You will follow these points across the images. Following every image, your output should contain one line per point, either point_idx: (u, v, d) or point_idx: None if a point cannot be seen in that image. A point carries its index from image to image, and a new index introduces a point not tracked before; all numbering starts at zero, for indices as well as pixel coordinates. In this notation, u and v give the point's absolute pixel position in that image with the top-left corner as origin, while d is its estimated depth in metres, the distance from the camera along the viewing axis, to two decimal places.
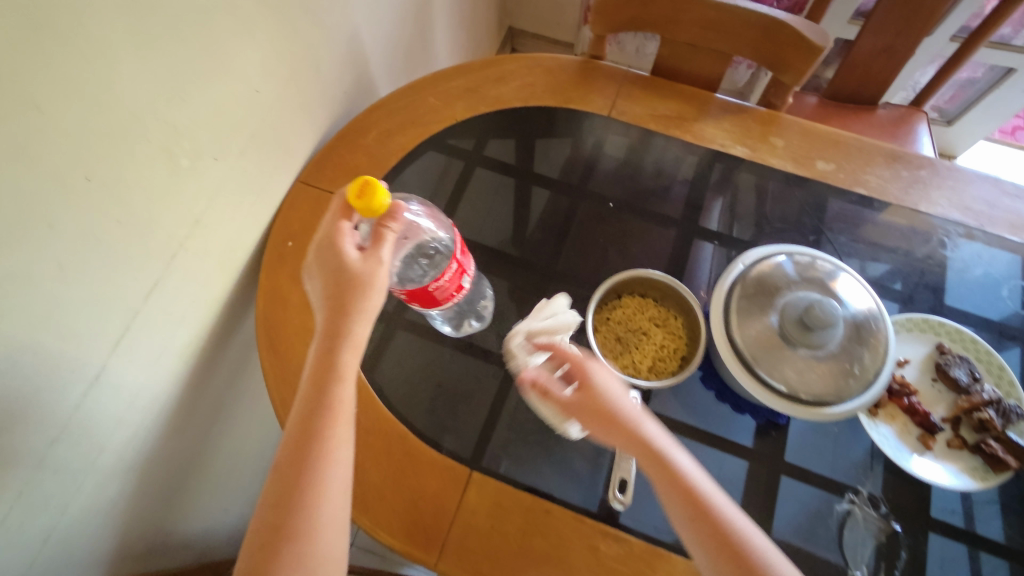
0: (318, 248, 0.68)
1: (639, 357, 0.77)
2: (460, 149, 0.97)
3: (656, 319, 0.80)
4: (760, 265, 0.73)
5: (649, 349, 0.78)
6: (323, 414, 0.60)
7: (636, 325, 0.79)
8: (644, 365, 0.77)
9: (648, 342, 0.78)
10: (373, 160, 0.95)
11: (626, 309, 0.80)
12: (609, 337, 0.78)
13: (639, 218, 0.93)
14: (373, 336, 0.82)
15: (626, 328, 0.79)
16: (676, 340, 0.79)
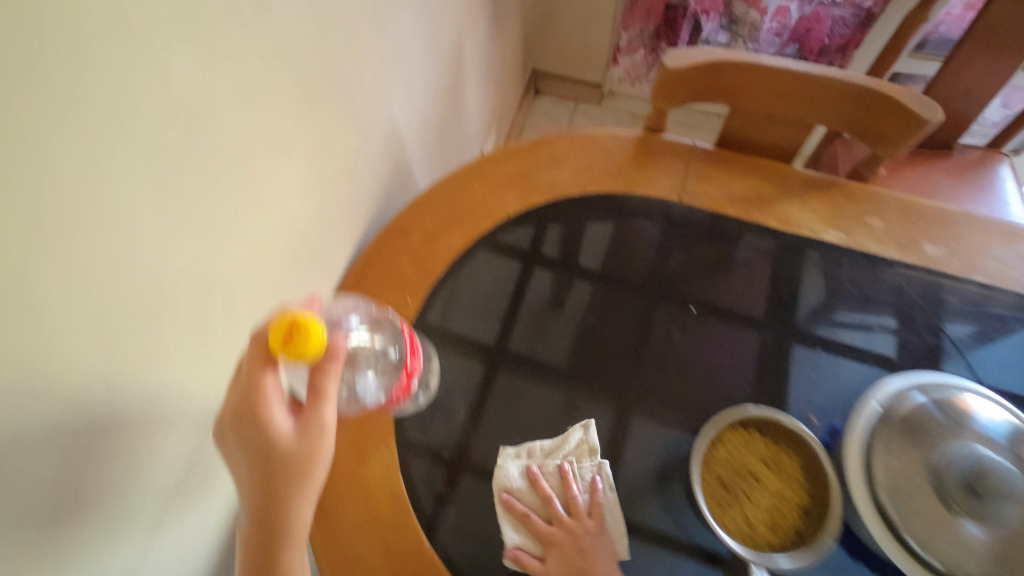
0: (230, 422, 0.51)
1: (752, 510, 0.65)
2: (514, 247, 0.87)
3: (766, 460, 0.68)
4: (898, 404, 0.63)
5: (763, 497, 0.66)
6: (274, 535, 0.51)
7: (743, 466, 0.67)
8: (760, 519, 0.64)
9: (761, 489, 0.66)
10: (419, 265, 0.85)
11: (730, 446, 0.68)
12: (713, 482, 0.67)
13: (725, 322, 0.82)
14: (435, 485, 0.71)
15: (731, 469, 0.67)
16: (794, 488, 0.66)
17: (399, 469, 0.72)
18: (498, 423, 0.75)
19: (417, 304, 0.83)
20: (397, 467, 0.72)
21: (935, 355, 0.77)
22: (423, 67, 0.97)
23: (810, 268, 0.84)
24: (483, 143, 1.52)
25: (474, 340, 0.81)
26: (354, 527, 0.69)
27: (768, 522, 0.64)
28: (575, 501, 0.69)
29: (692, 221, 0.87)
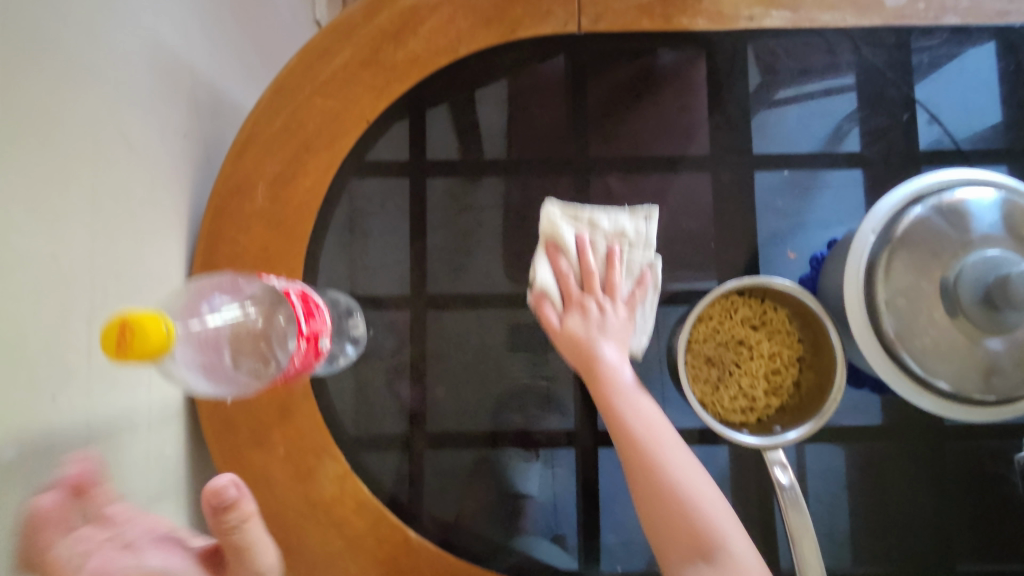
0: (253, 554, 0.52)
1: (746, 383, 0.60)
2: (391, 161, 0.66)
3: (751, 321, 0.60)
4: (897, 226, 0.51)
5: (753, 362, 0.60)
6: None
7: (730, 338, 0.60)
8: (754, 390, 0.60)
9: (750, 357, 0.60)
10: (278, 229, 0.64)
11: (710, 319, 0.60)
12: (701, 366, 0.60)
13: (672, 174, 0.67)
14: (402, 471, 0.63)
15: (715, 345, 0.60)
16: (783, 341, 0.60)
17: (353, 475, 0.62)
18: (452, 381, 0.65)
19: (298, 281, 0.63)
20: (350, 469, 0.62)
21: (914, 133, 0.65)
22: None
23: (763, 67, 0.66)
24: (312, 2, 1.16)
25: (385, 296, 0.64)
26: (330, 548, 0.61)
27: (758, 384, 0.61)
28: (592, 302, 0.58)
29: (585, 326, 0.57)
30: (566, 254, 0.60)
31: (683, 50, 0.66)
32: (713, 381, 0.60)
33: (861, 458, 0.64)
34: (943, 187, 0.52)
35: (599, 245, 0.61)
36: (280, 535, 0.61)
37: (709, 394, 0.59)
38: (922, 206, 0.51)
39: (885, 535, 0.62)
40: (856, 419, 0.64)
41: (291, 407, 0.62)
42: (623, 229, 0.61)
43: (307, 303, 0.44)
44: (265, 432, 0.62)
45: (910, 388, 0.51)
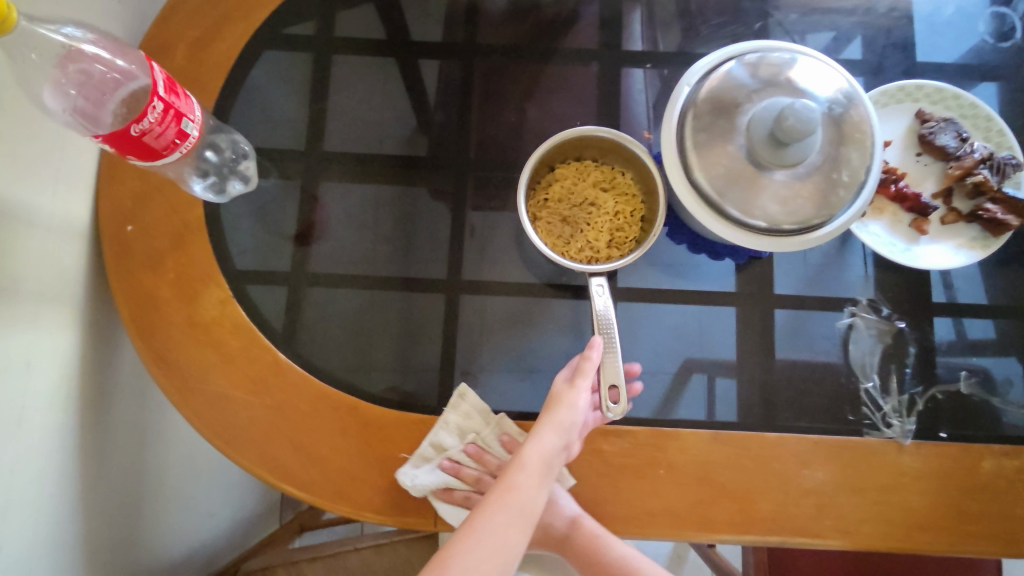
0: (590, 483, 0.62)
1: (592, 236, 0.69)
2: (301, 37, 0.75)
3: (601, 182, 0.70)
4: (706, 81, 0.59)
5: (602, 220, 0.69)
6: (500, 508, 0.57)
7: (584, 198, 0.70)
8: (599, 244, 0.69)
9: (599, 215, 0.69)
10: (192, 82, 0.71)
11: (565, 180, 0.70)
12: (554, 220, 0.69)
13: (550, 64, 0.75)
14: (279, 303, 0.68)
15: (570, 204, 0.70)
16: (630, 200, 0.69)
17: (234, 301, 0.67)
18: (331, 228, 0.70)
19: None
20: (232, 297, 0.67)
21: (765, 38, 0.74)
22: None
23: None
24: None
25: (281, 150, 0.72)
26: (204, 365, 0.65)
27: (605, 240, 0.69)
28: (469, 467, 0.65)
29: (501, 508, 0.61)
30: (434, 476, 0.63)
31: None
32: (564, 235, 0.69)
33: (703, 321, 0.68)
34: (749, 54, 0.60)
35: (463, 456, 0.65)
36: (160, 351, 0.65)
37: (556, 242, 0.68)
38: (732, 64, 0.59)
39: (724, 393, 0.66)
40: (700, 286, 0.69)
41: (186, 235, 0.68)
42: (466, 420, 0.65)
43: (175, 87, 0.51)
44: (159, 257, 0.67)
45: (711, 216, 0.58)
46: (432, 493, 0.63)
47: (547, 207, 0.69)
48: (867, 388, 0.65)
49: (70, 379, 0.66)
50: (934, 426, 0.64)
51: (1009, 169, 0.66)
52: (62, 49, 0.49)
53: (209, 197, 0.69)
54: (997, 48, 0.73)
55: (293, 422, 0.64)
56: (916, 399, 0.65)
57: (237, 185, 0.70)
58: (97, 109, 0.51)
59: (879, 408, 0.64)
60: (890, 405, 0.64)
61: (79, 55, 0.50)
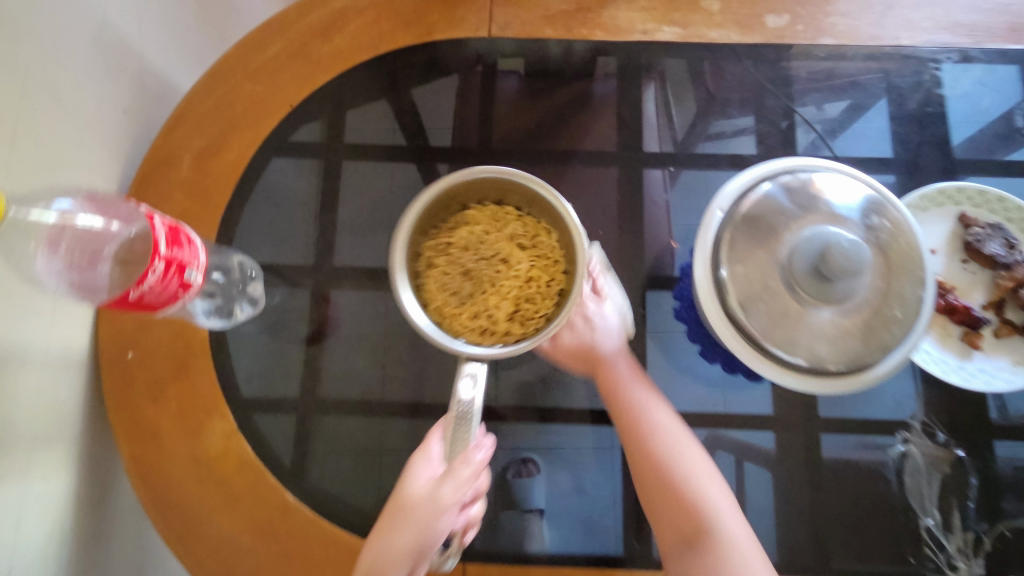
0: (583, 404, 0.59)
1: (493, 301, 0.67)
2: (310, 143, 0.72)
3: (516, 236, 0.68)
4: (741, 206, 0.55)
5: (507, 284, 0.68)
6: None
7: (492, 253, 0.68)
8: (499, 313, 0.66)
9: (507, 276, 0.67)
10: (197, 197, 0.68)
11: (476, 226, 0.68)
12: (454, 272, 0.68)
13: (571, 167, 0.72)
14: (288, 434, 0.64)
15: (477, 255, 0.68)
16: (546, 261, 0.67)
17: (239, 434, 0.63)
18: (345, 349, 0.67)
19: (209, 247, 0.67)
20: (237, 429, 0.63)
21: (791, 138, 0.70)
22: None
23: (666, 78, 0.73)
24: None
25: (290, 265, 0.68)
26: (208, 507, 0.61)
27: (509, 308, 0.67)
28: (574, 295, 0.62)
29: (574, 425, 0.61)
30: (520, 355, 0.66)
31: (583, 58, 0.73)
32: (461, 291, 0.67)
33: (739, 447, 0.64)
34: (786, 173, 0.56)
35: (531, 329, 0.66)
36: (161, 492, 0.61)
37: (449, 299, 0.66)
38: (769, 186, 0.55)
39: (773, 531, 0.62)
40: (733, 408, 0.65)
41: (187, 364, 0.64)
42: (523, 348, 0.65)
43: (178, 234, 0.48)
44: (160, 388, 0.64)
45: (750, 353, 0.54)
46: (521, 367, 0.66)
47: (449, 255, 0.68)
48: (928, 524, 0.61)
49: (63, 525, 0.61)
50: (1002, 567, 0.60)
51: None
52: (56, 226, 0.46)
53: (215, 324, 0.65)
54: None
55: (302, 570, 0.60)
56: (982, 538, 0.61)
57: (247, 310, 0.66)
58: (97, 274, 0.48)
59: (943, 548, 0.60)
60: (955, 544, 0.60)
61: (74, 226, 0.47)
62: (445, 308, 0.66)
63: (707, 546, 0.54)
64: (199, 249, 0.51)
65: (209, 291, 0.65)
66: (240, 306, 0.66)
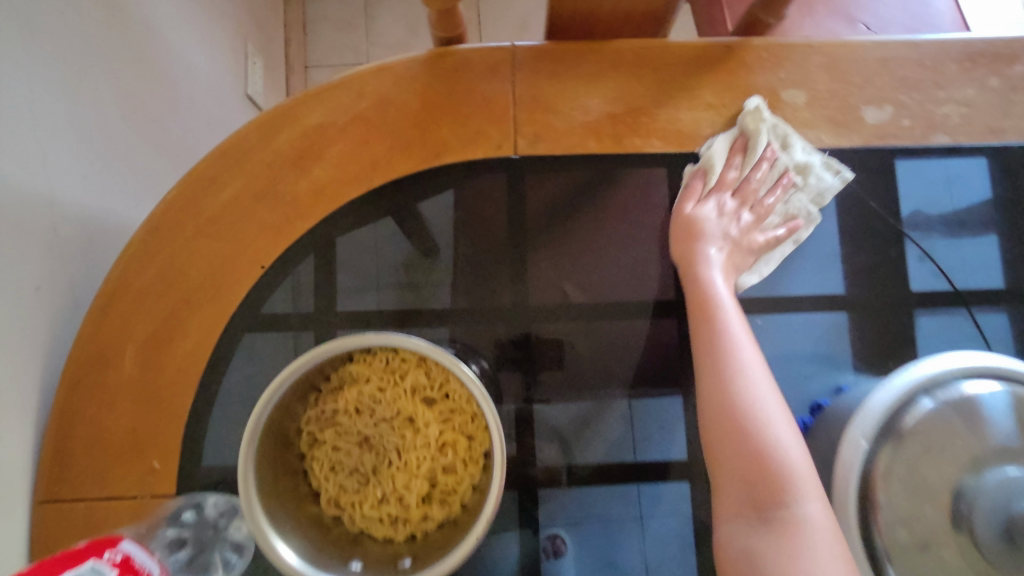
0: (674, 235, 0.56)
1: (402, 482, 0.47)
2: (296, 310, 0.55)
3: (421, 389, 0.48)
4: (894, 430, 0.41)
5: (416, 456, 0.47)
6: None
7: (393, 413, 0.48)
8: (411, 497, 0.47)
9: (415, 444, 0.47)
10: (153, 402, 0.52)
11: (365, 384, 0.48)
12: (348, 444, 0.48)
13: (629, 317, 0.59)
14: None
15: (375, 420, 0.48)
16: (462, 420, 0.48)
17: None
18: None
19: (175, 469, 0.52)
20: None
21: (900, 267, 0.57)
22: (15, 46, 0.52)
23: None
24: (243, 82, 1.05)
25: None
26: None
27: (423, 488, 0.47)
28: (737, 213, 0.55)
29: (705, 171, 0.57)
30: (737, 144, 0.57)
31: (633, 171, 0.58)
32: (360, 466, 0.48)
33: None
34: (953, 375, 0.42)
35: (778, 207, 0.57)
36: None
37: (346, 482, 0.48)
38: (928, 402, 0.41)
39: None
40: None
41: None
42: (810, 185, 0.57)
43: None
44: None
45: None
46: (749, 143, 0.57)
47: (339, 423, 0.48)
48: None
49: None
50: None
51: None
52: None
53: None
54: None
55: None
56: None
57: (236, 561, 0.50)
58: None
59: None
60: None
61: None
62: (342, 493, 0.48)
63: (783, 523, 0.38)
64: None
65: (175, 546, 0.49)
66: (227, 558, 0.50)
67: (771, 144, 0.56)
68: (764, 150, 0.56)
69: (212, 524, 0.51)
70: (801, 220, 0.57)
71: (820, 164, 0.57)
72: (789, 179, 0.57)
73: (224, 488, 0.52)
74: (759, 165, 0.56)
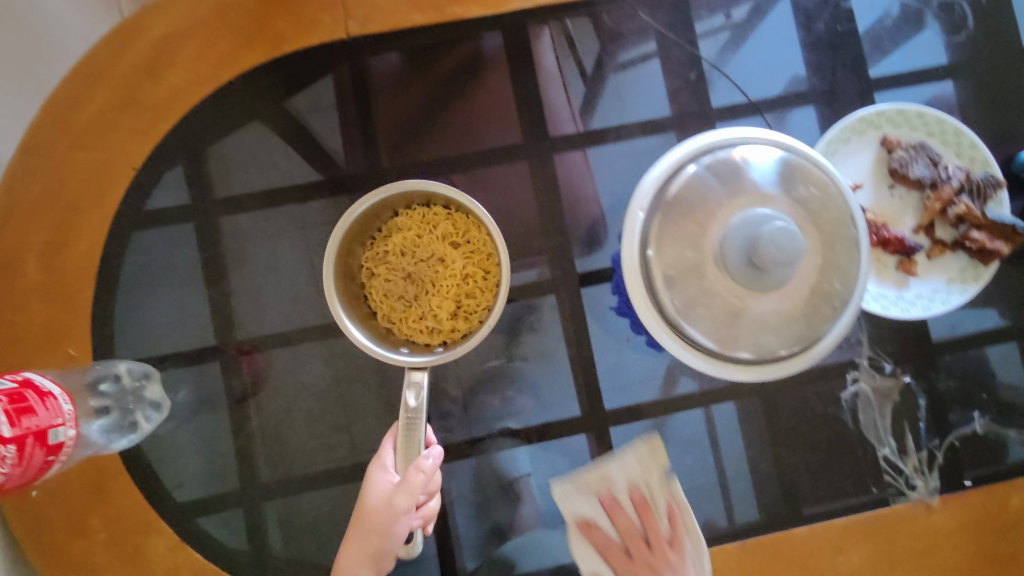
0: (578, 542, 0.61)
1: (436, 301, 0.65)
2: (176, 204, 0.62)
3: (448, 237, 0.66)
4: (662, 197, 0.50)
5: (446, 282, 0.65)
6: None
7: (428, 254, 0.66)
8: (442, 312, 0.65)
9: (446, 274, 0.65)
10: (57, 299, 0.58)
11: (408, 233, 0.66)
12: (396, 277, 0.65)
13: (480, 168, 0.66)
14: (237, 527, 0.59)
15: (414, 259, 0.66)
16: (477, 258, 0.66)
17: (187, 544, 0.58)
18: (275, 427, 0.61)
19: (90, 353, 0.59)
20: (182, 539, 0.58)
21: (703, 90, 0.66)
22: None
23: (561, 46, 0.65)
24: None
25: (189, 351, 0.61)
26: None
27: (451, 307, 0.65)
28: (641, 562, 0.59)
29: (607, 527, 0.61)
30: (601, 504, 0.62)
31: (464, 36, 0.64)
32: (405, 293, 0.65)
33: (705, 424, 0.64)
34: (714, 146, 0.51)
35: (641, 512, 0.61)
36: None
37: (395, 304, 0.65)
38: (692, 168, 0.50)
39: (738, 488, 0.63)
40: (688, 388, 0.64)
41: (103, 485, 0.57)
42: (644, 479, 0.62)
43: (22, 399, 0.41)
44: (79, 518, 0.57)
45: (697, 357, 0.50)
46: (591, 492, 0.62)
47: (388, 263, 0.66)
48: (885, 453, 0.63)
49: None
50: (956, 476, 0.63)
51: (989, 189, 0.62)
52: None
53: (121, 443, 0.58)
54: (946, 44, 0.67)
55: None
56: (936, 453, 0.63)
57: (152, 415, 0.61)
58: (396, 542, 0.54)
59: (901, 472, 0.63)
60: (911, 466, 0.63)
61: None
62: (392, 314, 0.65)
63: None
64: (59, 400, 0.44)
65: (101, 410, 0.56)
66: (146, 414, 0.60)
67: (603, 490, 0.62)
68: (610, 505, 0.61)
69: (127, 390, 0.59)
70: (672, 497, 0.61)
71: (619, 448, 0.63)
72: (638, 486, 0.62)
73: (138, 358, 0.61)
74: (627, 506, 0.61)
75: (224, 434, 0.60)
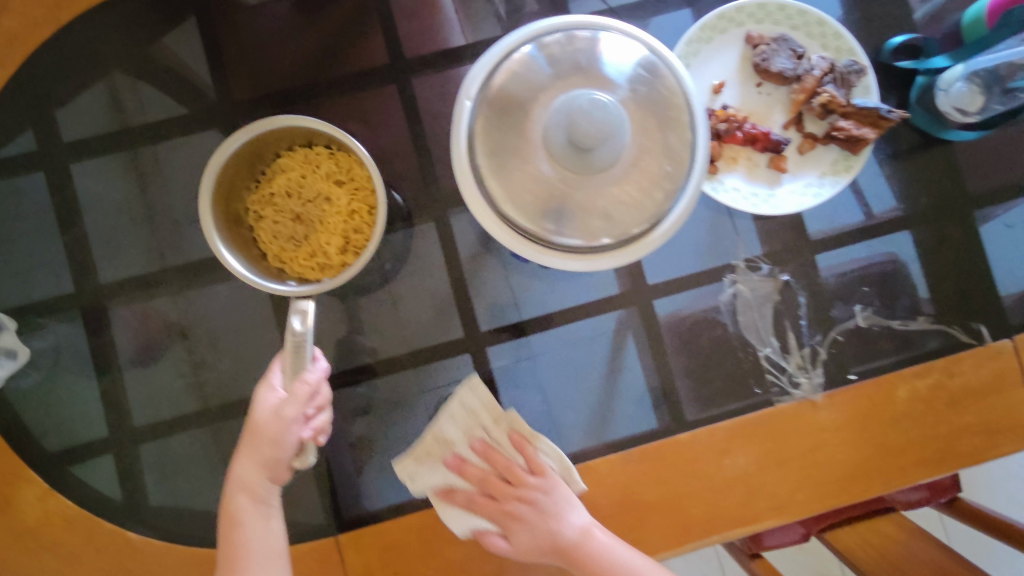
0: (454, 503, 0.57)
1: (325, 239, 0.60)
2: (22, 152, 0.60)
3: (333, 176, 0.60)
4: (496, 88, 0.48)
5: (333, 221, 0.60)
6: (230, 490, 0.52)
7: (315, 195, 0.60)
8: (332, 251, 0.59)
9: (334, 214, 0.60)
10: None
11: (291, 174, 0.60)
12: (283, 218, 0.60)
13: (339, 96, 0.64)
14: (110, 472, 0.59)
15: (303, 201, 0.60)
16: (365, 197, 0.60)
17: (55, 492, 0.57)
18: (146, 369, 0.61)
19: None
20: (52, 487, 0.57)
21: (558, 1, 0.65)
22: None
23: None
24: None
25: (48, 300, 0.60)
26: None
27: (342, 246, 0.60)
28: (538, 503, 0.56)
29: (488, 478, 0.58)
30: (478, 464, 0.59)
31: None
32: (295, 235, 0.60)
33: (584, 336, 0.63)
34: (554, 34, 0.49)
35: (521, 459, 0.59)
36: None
37: (286, 248, 0.60)
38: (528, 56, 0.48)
39: (622, 398, 0.63)
40: (564, 302, 0.64)
41: None
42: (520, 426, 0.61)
43: None
44: None
45: (530, 247, 0.49)
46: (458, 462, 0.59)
47: (275, 206, 0.60)
48: (767, 353, 0.63)
49: None
50: (841, 370, 0.63)
51: (853, 77, 0.61)
52: None
53: None
54: None
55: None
56: (818, 349, 0.63)
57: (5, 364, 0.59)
58: (290, 453, 0.50)
59: (784, 370, 0.62)
60: (794, 363, 0.63)
61: None
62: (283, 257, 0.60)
63: None
64: None
65: None
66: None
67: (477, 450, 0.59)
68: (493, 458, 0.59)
69: None
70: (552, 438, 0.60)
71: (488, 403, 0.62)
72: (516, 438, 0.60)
73: None
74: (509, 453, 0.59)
75: (93, 379, 0.60)
